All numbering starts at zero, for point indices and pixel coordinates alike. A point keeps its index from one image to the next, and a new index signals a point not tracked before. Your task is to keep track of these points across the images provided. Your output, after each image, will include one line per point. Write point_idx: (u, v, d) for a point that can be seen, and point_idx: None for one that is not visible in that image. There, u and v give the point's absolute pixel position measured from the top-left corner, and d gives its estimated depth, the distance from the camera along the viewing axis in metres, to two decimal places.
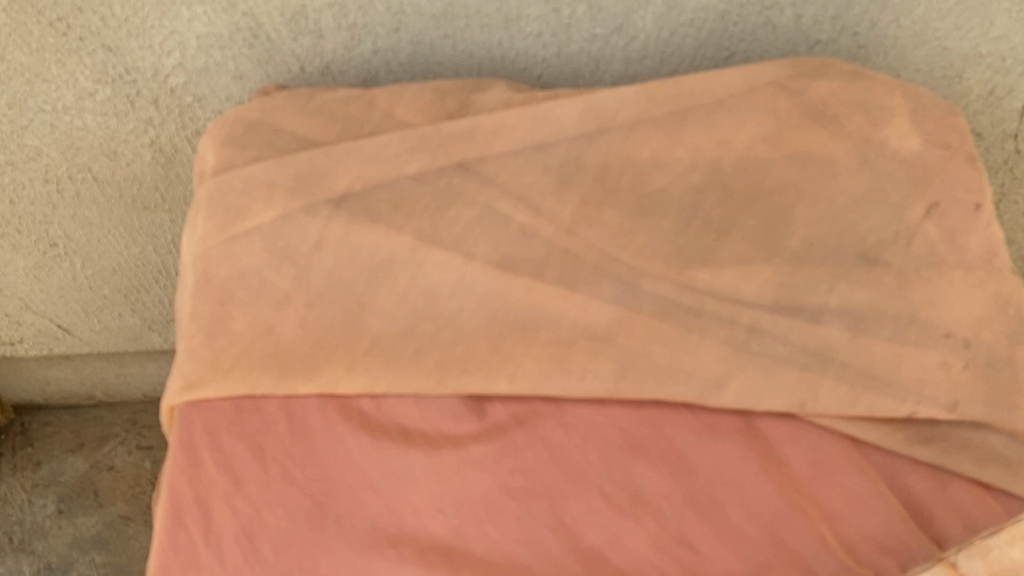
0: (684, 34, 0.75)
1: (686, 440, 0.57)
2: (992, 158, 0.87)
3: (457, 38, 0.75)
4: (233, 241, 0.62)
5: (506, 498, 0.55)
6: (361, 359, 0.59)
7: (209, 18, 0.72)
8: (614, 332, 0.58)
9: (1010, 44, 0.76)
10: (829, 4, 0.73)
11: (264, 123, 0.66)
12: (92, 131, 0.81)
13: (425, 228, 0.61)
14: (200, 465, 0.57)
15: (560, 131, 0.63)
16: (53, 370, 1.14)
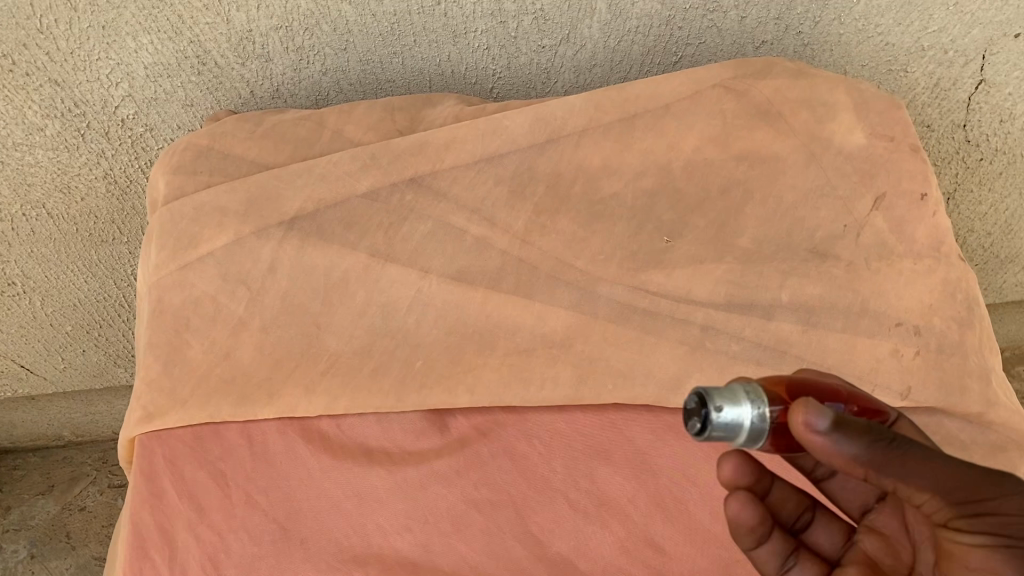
0: (632, 41, 0.76)
1: (648, 443, 0.57)
2: (945, 148, 0.89)
3: (406, 54, 0.75)
4: (187, 269, 0.60)
5: (471, 510, 0.55)
6: (319, 380, 0.58)
7: (155, 47, 0.71)
8: (572, 338, 0.59)
9: (951, 37, 0.77)
10: (772, 6, 0.74)
11: (213, 149, 0.65)
12: (44, 166, 0.80)
13: (379, 245, 0.61)
14: (162, 495, 0.55)
15: (511, 142, 0.62)
16: (18, 413, 1.12)
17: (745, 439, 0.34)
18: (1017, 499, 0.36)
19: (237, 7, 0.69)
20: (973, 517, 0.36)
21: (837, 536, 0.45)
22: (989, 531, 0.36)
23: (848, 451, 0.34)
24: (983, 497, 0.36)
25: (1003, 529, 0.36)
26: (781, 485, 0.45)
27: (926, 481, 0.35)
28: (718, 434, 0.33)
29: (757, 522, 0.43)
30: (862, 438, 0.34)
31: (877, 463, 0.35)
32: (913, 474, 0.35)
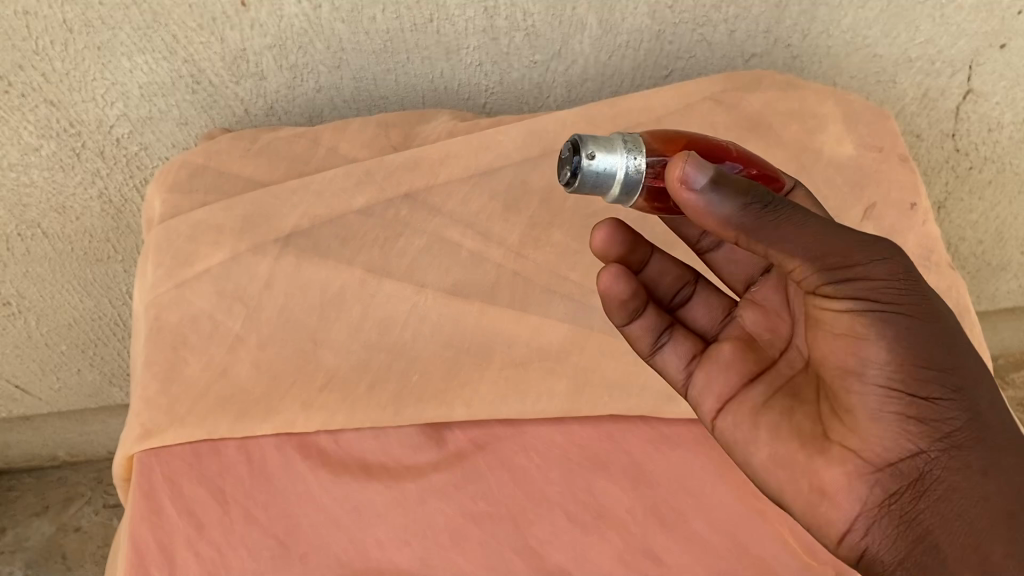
0: (622, 55, 0.76)
1: (645, 453, 0.58)
2: (933, 157, 0.90)
3: (399, 71, 0.76)
4: (182, 286, 0.60)
5: (470, 524, 0.55)
6: (317, 396, 0.59)
7: (150, 66, 0.72)
8: (568, 350, 0.61)
9: (937, 48, 0.79)
10: (761, 19, 0.75)
11: (209, 167, 0.65)
12: (39, 187, 0.80)
13: (375, 261, 0.61)
14: (161, 512, 0.54)
15: (504, 157, 0.64)
16: (13, 433, 1.11)
17: (619, 191, 0.41)
18: (874, 263, 0.40)
19: (232, 26, 0.70)
20: (838, 286, 0.40)
21: (707, 313, 0.56)
22: (850, 293, 0.40)
23: (729, 198, 0.39)
24: (849, 259, 0.40)
25: (861, 290, 0.40)
26: (659, 258, 0.56)
27: (800, 245, 0.40)
28: (591, 183, 0.40)
29: (629, 294, 0.52)
30: (743, 199, 0.39)
31: (757, 223, 0.39)
32: (793, 237, 0.39)
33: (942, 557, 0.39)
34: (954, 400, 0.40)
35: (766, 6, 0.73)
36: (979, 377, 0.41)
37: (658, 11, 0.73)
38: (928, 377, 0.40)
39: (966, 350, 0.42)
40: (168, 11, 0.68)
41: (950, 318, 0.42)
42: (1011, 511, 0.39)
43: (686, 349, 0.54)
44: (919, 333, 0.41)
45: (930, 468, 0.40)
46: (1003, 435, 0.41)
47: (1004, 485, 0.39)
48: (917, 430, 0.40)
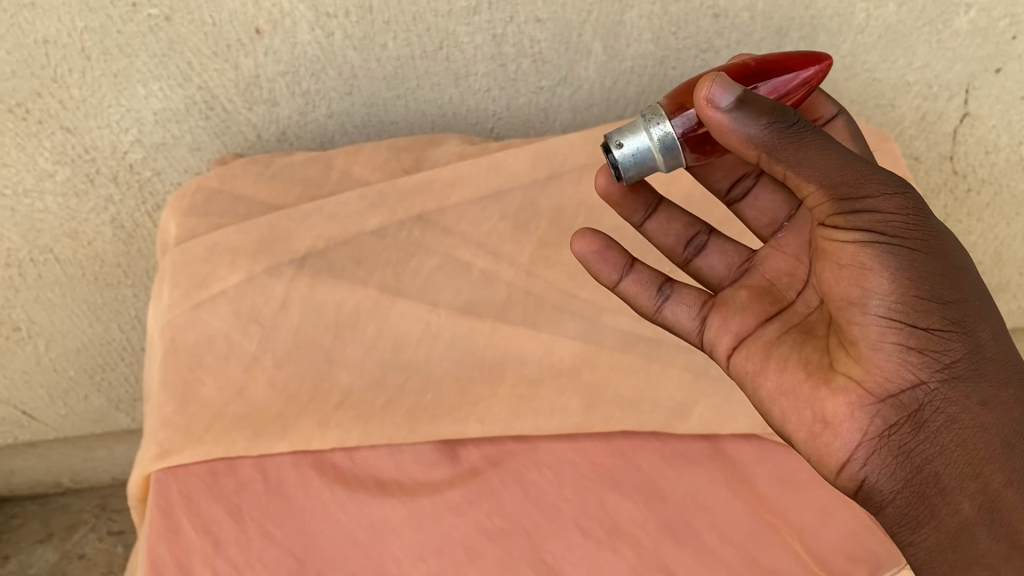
0: (627, 81, 0.78)
1: (657, 468, 0.59)
2: (932, 180, 0.92)
3: (409, 97, 0.77)
4: (199, 309, 0.61)
5: (485, 540, 0.55)
6: (332, 414, 0.59)
7: (164, 93, 0.73)
8: (579, 367, 0.62)
9: (935, 73, 0.81)
10: (763, 44, 0.76)
11: (224, 190, 0.66)
12: (53, 212, 0.81)
13: (388, 280, 0.63)
14: (179, 530, 0.55)
15: (514, 177, 0.65)
16: (18, 460, 1.10)
17: (665, 159, 0.47)
18: (886, 197, 0.45)
19: (246, 53, 0.71)
20: (850, 217, 0.45)
21: (722, 260, 0.60)
22: (862, 224, 0.45)
23: (752, 119, 0.43)
24: (861, 191, 0.44)
25: (871, 222, 0.45)
26: (665, 207, 0.60)
27: (815, 167, 0.44)
28: (633, 166, 0.47)
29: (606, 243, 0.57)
30: (766, 119, 0.43)
31: (778, 142, 0.44)
32: (811, 160, 0.44)
33: (940, 485, 0.44)
34: (953, 332, 0.45)
35: (767, 32, 0.75)
36: (979, 314, 0.46)
37: (662, 37, 0.75)
38: (930, 310, 0.45)
39: (968, 288, 0.46)
40: (183, 39, 0.69)
41: (953, 256, 0.46)
42: (1008, 442, 0.44)
43: (694, 298, 0.56)
44: (923, 267, 0.45)
45: (930, 398, 0.45)
46: (1001, 369, 0.45)
47: (1001, 417, 0.44)
48: (918, 359, 0.45)
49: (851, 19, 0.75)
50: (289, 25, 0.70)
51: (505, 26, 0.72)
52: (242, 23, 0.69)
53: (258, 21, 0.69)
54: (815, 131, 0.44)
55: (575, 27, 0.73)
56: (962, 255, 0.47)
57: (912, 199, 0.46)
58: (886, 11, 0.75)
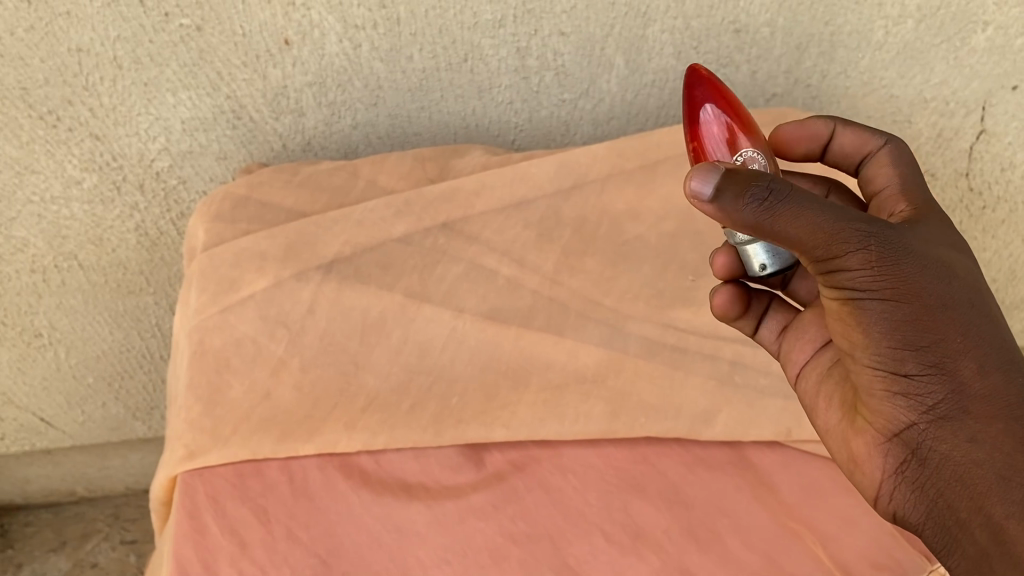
0: (648, 94, 0.79)
1: (681, 475, 0.60)
2: (948, 197, 0.91)
3: (433, 109, 0.78)
4: (226, 312, 0.62)
5: (509, 544, 0.55)
6: (359, 416, 0.60)
7: (193, 102, 0.74)
8: (604, 374, 0.63)
9: (951, 89, 0.81)
10: (782, 60, 0.77)
11: (252, 197, 0.67)
12: (79, 219, 0.82)
13: (414, 286, 0.64)
14: (205, 531, 0.55)
15: (539, 189, 0.65)
16: (33, 468, 1.10)
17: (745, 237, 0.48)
18: (848, 253, 0.42)
19: (275, 64, 0.72)
20: (826, 276, 0.44)
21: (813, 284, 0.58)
22: (838, 281, 0.43)
23: (726, 214, 0.41)
24: (830, 253, 0.42)
25: (842, 279, 0.43)
26: None
27: (793, 237, 0.41)
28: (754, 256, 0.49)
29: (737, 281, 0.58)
30: (741, 203, 0.40)
31: (753, 222, 0.41)
32: (786, 233, 0.41)
33: (955, 517, 0.43)
34: (933, 375, 0.44)
35: (787, 48, 0.77)
36: (963, 349, 0.44)
37: (684, 52, 0.76)
38: (907, 357, 0.44)
39: (952, 323, 0.44)
40: (213, 49, 0.71)
41: (931, 292, 0.44)
42: (1001, 474, 0.42)
43: (778, 322, 0.58)
44: (900, 315, 0.43)
45: (922, 439, 0.44)
46: (993, 401, 0.43)
47: (993, 451, 0.42)
48: (905, 405, 0.44)
49: (870, 35, 0.77)
50: (317, 36, 0.71)
51: (529, 39, 0.73)
52: (272, 34, 0.70)
53: (288, 32, 0.70)
54: (789, 197, 0.41)
55: (598, 40, 0.74)
56: (942, 289, 0.44)
57: (883, 240, 0.43)
58: (905, 28, 0.76)
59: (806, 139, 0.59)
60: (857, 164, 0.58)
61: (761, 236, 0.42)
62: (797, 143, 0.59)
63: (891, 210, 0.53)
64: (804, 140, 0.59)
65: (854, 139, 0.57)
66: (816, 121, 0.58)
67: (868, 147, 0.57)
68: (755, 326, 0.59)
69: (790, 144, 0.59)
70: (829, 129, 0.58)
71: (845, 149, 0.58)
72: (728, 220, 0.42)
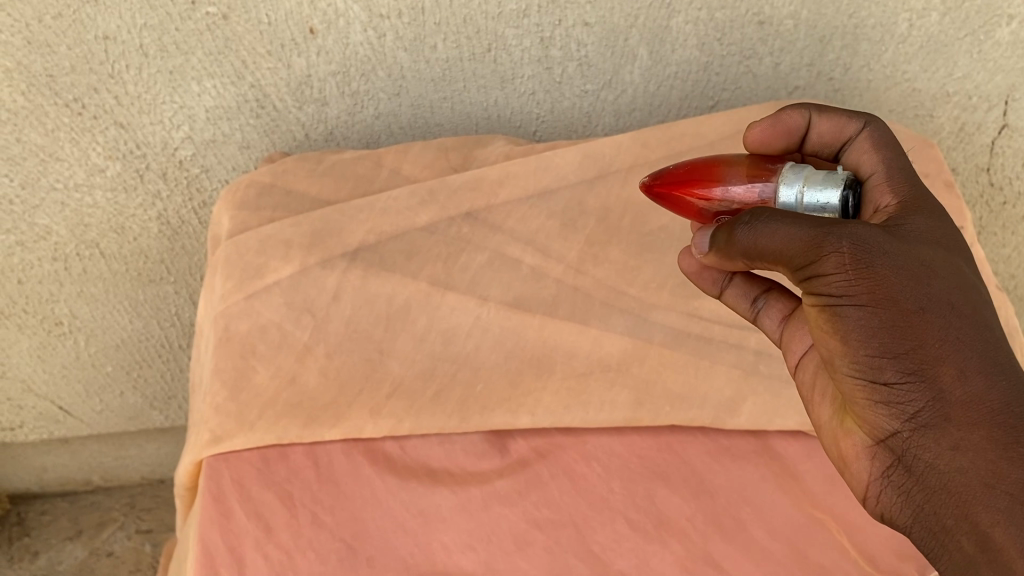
0: (671, 86, 0.79)
1: (705, 464, 0.60)
2: (969, 192, 0.91)
3: (455, 99, 0.78)
4: (251, 298, 0.62)
5: (534, 530, 0.56)
6: (384, 403, 0.60)
7: (218, 91, 0.74)
8: (628, 362, 0.62)
9: (974, 83, 0.81)
10: (805, 52, 0.78)
11: (276, 185, 0.68)
12: (101, 208, 0.82)
13: (439, 275, 0.64)
14: (231, 515, 0.55)
15: (561, 177, 0.67)
16: (50, 456, 1.11)
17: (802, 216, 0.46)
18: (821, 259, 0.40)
19: (299, 53, 0.72)
20: (804, 282, 0.42)
21: None
22: (816, 289, 0.42)
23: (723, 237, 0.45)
24: (807, 261, 0.41)
25: (819, 287, 0.41)
26: None
27: (775, 254, 0.42)
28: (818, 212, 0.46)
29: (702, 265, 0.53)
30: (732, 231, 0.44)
31: (743, 245, 0.43)
32: (769, 246, 0.42)
33: (941, 525, 0.39)
34: (913, 382, 0.40)
35: (810, 40, 0.77)
36: (944, 353, 0.40)
37: (707, 43, 0.76)
38: (885, 365, 0.40)
39: (932, 326, 0.40)
40: (239, 37, 0.71)
41: (908, 295, 0.40)
42: (987, 482, 0.38)
43: (779, 309, 0.52)
44: (876, 318, 0.40)
45: (906, 447, 0.41)
46: (976, 407, 0.39)
47: (976, 458, 0.38)
48: (886, 411, 0.41)
49: (894, 28, 0.76)
50: (342, 25, 0.71)
51: (553, 29, 0.73)
52: (297, 23, 0.70)
53: (313, 21, 0.70)
54: (775, 214, 0.42)
55: (621, 31, 0.74)
56: (920, 292, 0.41)
57: (860, 243, 0.41)
58: (929, 21, 0.76)
59: (782, 134, 0.52)
60: (834, 152, 0.53)
61: (758, 261, 0.43)
62: (774, 141, 0.52)
63: (878, 202, 0.48)
64: (781, 136, 0.52)
65: (831, 127, 0.52)
66: (791, 112, 0.52)
67: (846, 134, 0.52)
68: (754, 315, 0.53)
69: (767, 143, 0.52)
70: (804, 120, 0.53)
71: (824, 139, 0.53)
72: (727, 247, 0.45)
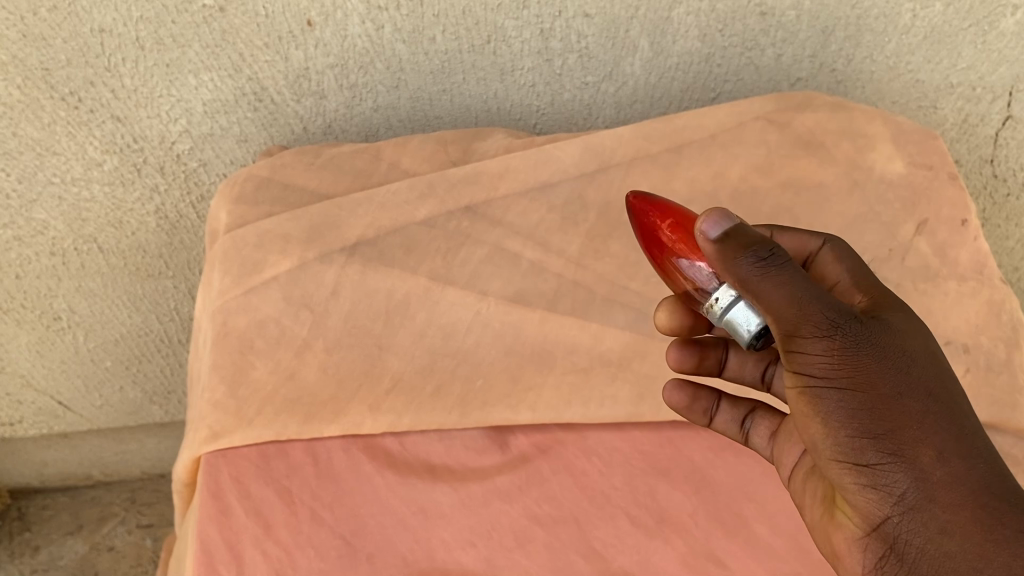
0: (672, 78, 0.79)
1: (706, 459, 0.59)
2: (973, 184, 0.90)
3: (455, 92, 0.78)
4: (250, 293, 0.62)
5: (535, 526, 0.55)
6: (384, 398, 0.60)
7: (215, 84, 0.74)
8: (629, 357, 0.62)
9: (978, 75, 0.80)
10: (807, 43, 0.77)
11: (275, 179, 0.67)
12: (99, 202, 0.82)
13: (438, 269, 0.64)
14: (230, 512, 0.55)
15: (562, 170, 0.67)
16: (50, 451, 1.10)
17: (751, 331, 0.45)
18: (809, 341, 0.41)
19: (297, 45, 0.72)
20: (790, 358, 0.43)
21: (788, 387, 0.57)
22: (802, 366, 0.42)
23: (725, 255, 0.43)
24: (796, 336, 0.42)
25: (804, 365, 0.42)
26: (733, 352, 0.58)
27: (773, 312, 0.42)
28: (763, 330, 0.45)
29: (689, 399, 0.57)
30: (738, 257, 0.42)
31: (744, 280, 0.42)
32: (769, 303, 0.42)
33: None
34: (896, 465, 0.41)
35: (812, 30, 0.76)
36: (923, 436, 0.41)
37: (708, 35, 0.75)
38: (867, 447, 0.41)
39: (912, 411, 0.42)
40: (236, 30, 0.70)
41: (888, 382, 0.42)
42: (974, 565, 0.39)
43: (768, 427, 0.56)
44: (858, 403, 0.41)
45: (897, 533, 0.41)
46: (958, 488, 0.40)
47: (964, 542, 0.40)
48: (875, 496, 0.42)
49: (897, 18, 0.75)
50: (340, 17, 0.70)
51: (553, 20, 0.72)
52: (295, 15, 0.69)
53: (311, 13, 0.70)
54: (784, 266, 0.42)
55: (622, 22, 0.73)
56: (898, 378, 0.42)
57: (846, 330, 0.42)
58: (933, 11, 0.75)
59: None
60: None
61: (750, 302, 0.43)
62: None
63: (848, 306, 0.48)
64: None
65: (793, 243, 0.53)
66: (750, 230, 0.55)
67: (807, 249, 0.53)
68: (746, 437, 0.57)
69: None
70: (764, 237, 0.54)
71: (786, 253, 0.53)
72: (724, 269, 0.43)
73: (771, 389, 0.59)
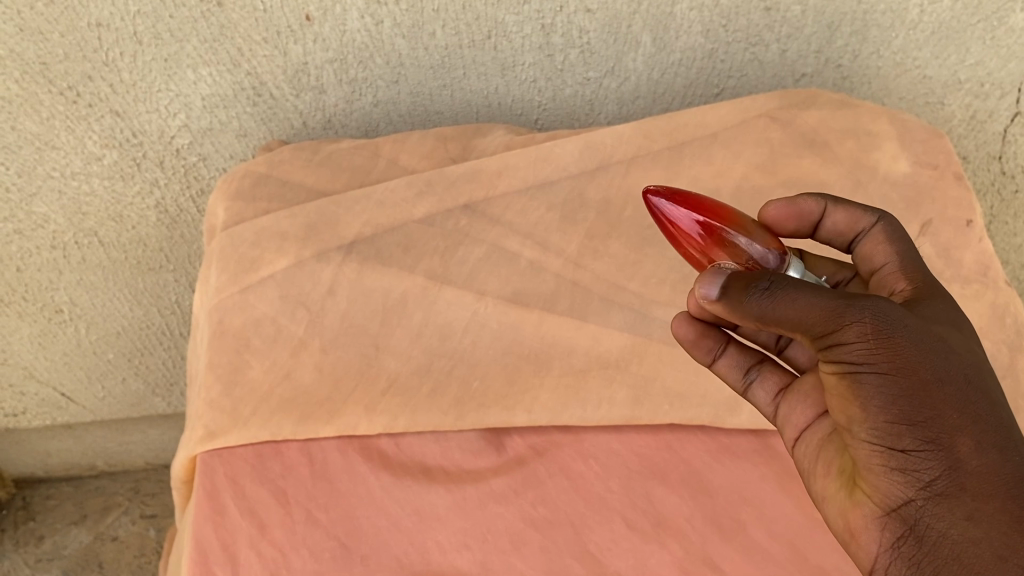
0: (675, 73, 0.78)
1: (704, 462, 0.59)
2: (979, 180, 0.89)
3: (455, 87, 0.77)
4: (247, 292, 0.62)
5: (530, 529, 0.55)
6: (379, 399, 0.59)
7: (214, 78, 0.73)
8: (627, 358, 0.61)
9: (987, 70, 0.79)
10: (812, 39, 0.76)
11: (272, 176, 0.67)
12: (99, 196, 0.81)
13: (436, 268, 0.63)
14: (224, 512, 0.55)
15: (561, 169, 0.67)
16: (54, 442, 1.11)
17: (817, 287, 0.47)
18: (844, 327, 0.41)
19: (296, 40, 0.71)
20: (823, 350, 0.42)
21: (806, 350, 0.57)
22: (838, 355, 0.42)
23: (733, 305, 0.44)
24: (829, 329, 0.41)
25: (841, 352, 0.41)
26: None
27: (796, 325, 0.42)
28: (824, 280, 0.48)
29: (698, 335, 0.55)
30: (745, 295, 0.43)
31: (757, 313, 0.43)
32: (789, 321, 0.42)
33: None
34: (930, 451, 0.40)
35: (817, 26, 0.75)
36: (962, 425, 0.40)
37: (712, 30, 0.74)
38: (903, 431, 0.40)
39: (951, 398, 0.40)
40: (234, 25, 0.69)
41: (931, 367, 0.41)
42: (999, 554, 0.37)
43: (773, 385, 0.54)
44: (897, 386, 0.40)
45: (920, 517, 0.40)
46: (989, 478, 0.39)
47: (990, 531, 0.38)
48: (901, 479, 0.40)
49: (904, 14, 0.74)
50: (339, 12, 0.69)
51: (555, 15, 0.72)
52: (293, 10, 0.69)
53: (309, 8, 0.69)
54: (791, 284, 0.42)
55: (625, 17, 0.72)
56: (943, 365, 0.41)
57: (881, 313, 0.41)
58: (941, 7, 0.74)
59: (794, 217, 0.53)
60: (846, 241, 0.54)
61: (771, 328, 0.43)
62: (785, 222, 0.53)
63: (892, 288, 0.49)
64: (791, 219, 0.53)
65: (845, 217, 0.52)
66: (807, 198, 0.52)
67: (859, 225, 0.52)
68: (746, 387, 0.55)
69: (779, 222, 0.53)
70: (819, 208, 0.52)
71: (838, 227, 0.53)
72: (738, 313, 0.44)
73: (783, 353, 0.58)
